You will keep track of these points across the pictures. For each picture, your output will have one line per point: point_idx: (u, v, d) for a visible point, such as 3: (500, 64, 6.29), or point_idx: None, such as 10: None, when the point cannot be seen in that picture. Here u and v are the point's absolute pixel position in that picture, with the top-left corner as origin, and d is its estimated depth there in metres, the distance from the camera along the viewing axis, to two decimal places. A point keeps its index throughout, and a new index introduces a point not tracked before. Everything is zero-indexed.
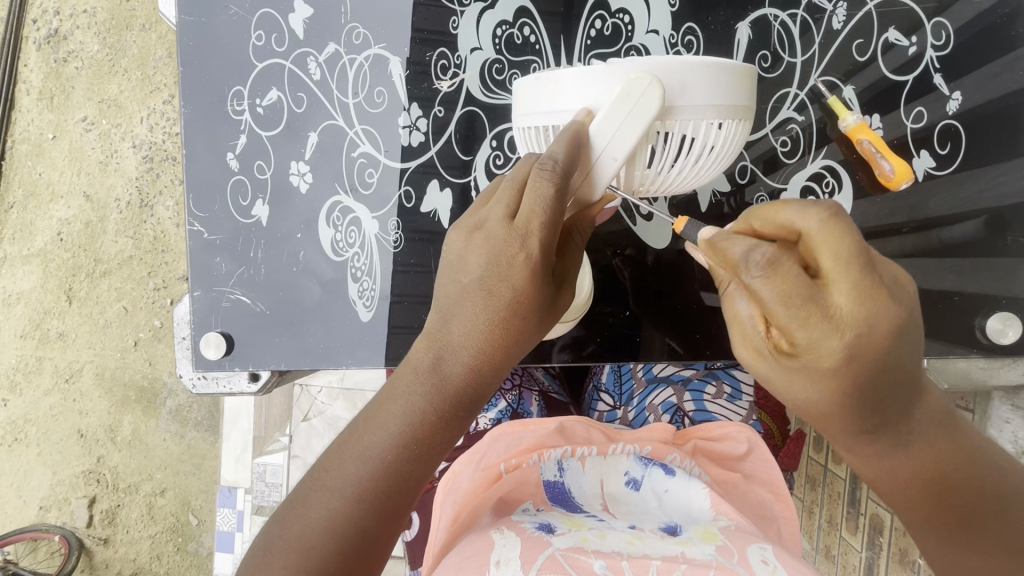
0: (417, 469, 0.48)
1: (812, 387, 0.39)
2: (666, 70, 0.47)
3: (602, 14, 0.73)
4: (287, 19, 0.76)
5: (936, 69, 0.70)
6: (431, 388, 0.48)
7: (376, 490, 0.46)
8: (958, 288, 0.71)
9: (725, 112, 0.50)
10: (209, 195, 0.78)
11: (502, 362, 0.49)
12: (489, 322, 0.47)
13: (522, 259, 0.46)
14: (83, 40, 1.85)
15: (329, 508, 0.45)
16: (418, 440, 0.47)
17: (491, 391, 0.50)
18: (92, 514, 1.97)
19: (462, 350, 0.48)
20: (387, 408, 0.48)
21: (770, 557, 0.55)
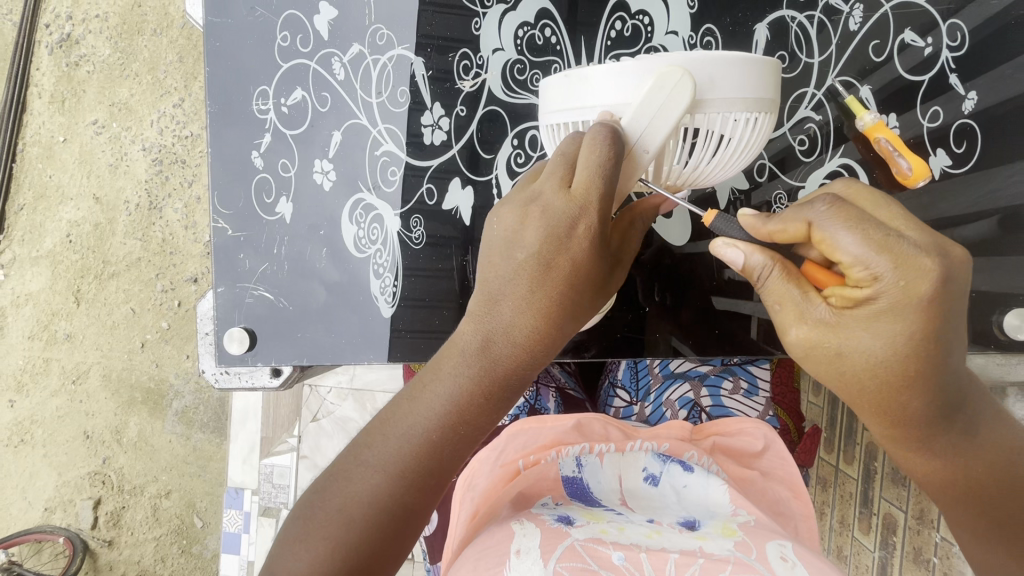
0: (459, 448, 0.49)
1: (871, 343, 0.44)
2: (697, 65, 0.48)
3: (622, 15, 0.74)
4: (311, 21, 0.78)
5: (952, 69, 0.71)
6: (479, 368, 0.48)
7: (418, 468, 0.47)
8: (974, 286, 0.72)
9: (752, 104, 0.51)
10: (233, 192, 0.79)
11: (550, 343, 0.50)
12: (540, 302, 0.48)
13: (582, 233, 0.47)
14: (95, 45, 1.88)
15: (374, 483, 0.47)
16: (463, 421, 0.48)
17: (536, 373, 0.51)
18: (98, 516, 1.97)
19: (513, 330, 0.48)
20: (434, 387, 0.49)
21: (789, 553, 0.56)
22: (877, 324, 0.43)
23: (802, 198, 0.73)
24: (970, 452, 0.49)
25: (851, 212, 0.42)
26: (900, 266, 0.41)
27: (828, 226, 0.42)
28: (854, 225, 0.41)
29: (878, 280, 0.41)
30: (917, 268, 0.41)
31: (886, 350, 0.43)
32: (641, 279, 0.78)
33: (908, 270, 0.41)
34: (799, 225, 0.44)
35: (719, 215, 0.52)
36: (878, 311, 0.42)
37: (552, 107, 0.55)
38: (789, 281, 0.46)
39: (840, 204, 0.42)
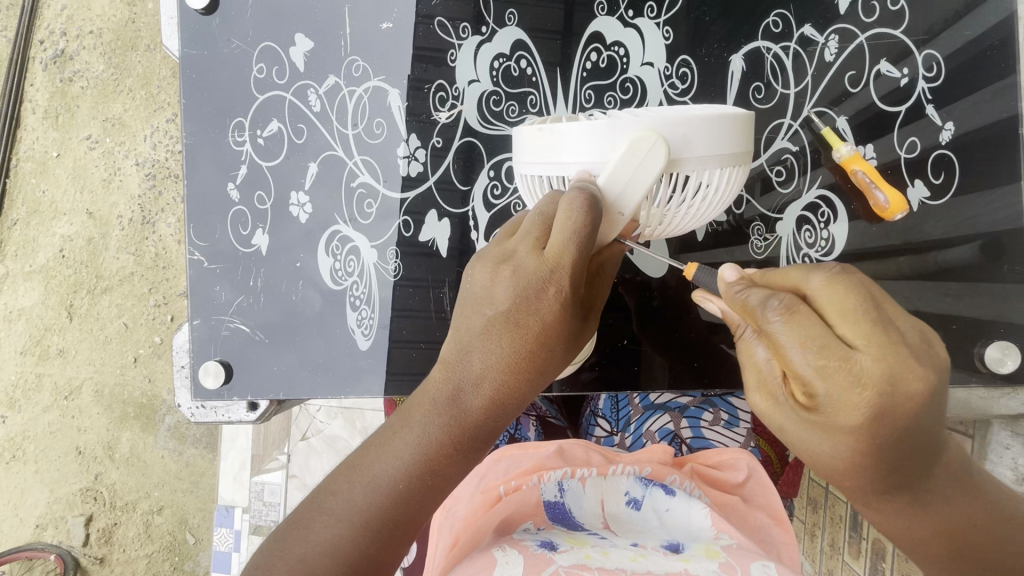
0: (425, 503, 0.47)
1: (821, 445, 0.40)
2: (675, 126, 0.48)
3: (598, 47, 0.74)
4: (288, 52, 0.78)
5: (927, 100, 0.71)
6: (448, 420, 0.47)
7: (384, 519, 0.46)
8: (956, 316, 0.71)
9: (728, 159, 0.51)
10: (209, 224, 0.79)
11: (521, 396, 0.49)
12: (512, 353, 0.48)
13: (553, 293, 0.47)
14: (88, 60, 1.88)
15: (336, 536, 0.45)
16: (431, 472, 0.47)
17: (506, 426, 0.50)
18: (89, 532, 1.95)
19: (483, 382, 0.48)
20: (402, 436, 0.47)
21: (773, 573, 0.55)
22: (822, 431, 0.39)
23: (779, 229, 0.73)
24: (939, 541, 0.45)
25: (807, 323, 0.37)
26: (835, 390, 0.37)
27: (779, 335, 0.38)
28: (803, 339, 0.37)
29: (817, 398, 0.38)
30: (851, 395, 0.37)
31: (834, 450, 0.40)
32: (619, 313, 0.77)
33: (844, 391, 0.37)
34: (752, 318, 0.41)
35: (701, 268, 0.51)
36: (822, 422, 0.39)
37: (526, 158, 0.55)
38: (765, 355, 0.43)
39: (795, 312, 0.38)
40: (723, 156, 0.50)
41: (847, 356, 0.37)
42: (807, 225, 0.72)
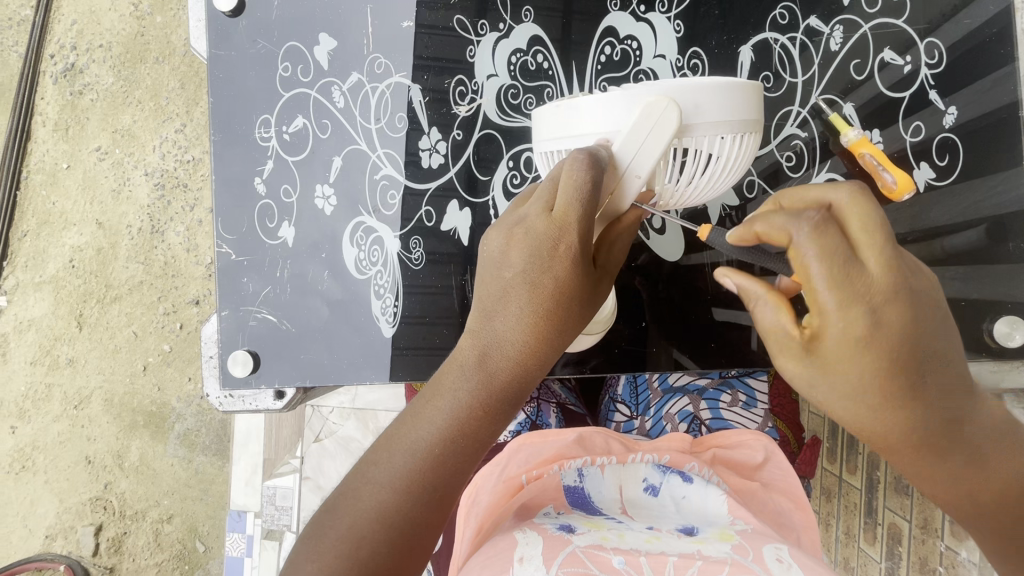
0: (462, 465, 0.49)
1: (847, 362, 0.41)
2: (684, 95, 0.50)
3: (611, 41, 0.77)
4: (311, 51, 0.81)
5: (931, 85, 0.73)
6: (477, 384, 0.49)
7: (424, 484, 0.47)
8: (965, 294, 0.73)
9: (737, 126, 0.53)
10: (236, 218, 0.81)
11: (544, 358, 0.51)
12: (533, 316, 0.50)
13: (564, 253, 0.49)
14: (99, 73, 1.92)
15: (384, 499, 0.46)
16: (463, 435, 0.48)
17: (532, 387, 0.51)
18: (99, 542, 1.95)
19: (507, 346, 0.50)
20: (435, 403, 0.49)
21: (782, 556, 0.56)
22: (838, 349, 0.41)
23: None
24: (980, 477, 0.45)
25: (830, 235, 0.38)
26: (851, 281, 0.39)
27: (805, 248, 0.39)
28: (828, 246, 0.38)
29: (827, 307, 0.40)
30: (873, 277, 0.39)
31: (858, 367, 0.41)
32: (634, 298, 0.80)
33: (858, 285, 0.39)
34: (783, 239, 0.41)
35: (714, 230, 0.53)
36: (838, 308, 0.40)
37: (544, 135, 0.57)
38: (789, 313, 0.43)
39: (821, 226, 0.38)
40: (731, 124, 0.53)
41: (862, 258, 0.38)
42: None
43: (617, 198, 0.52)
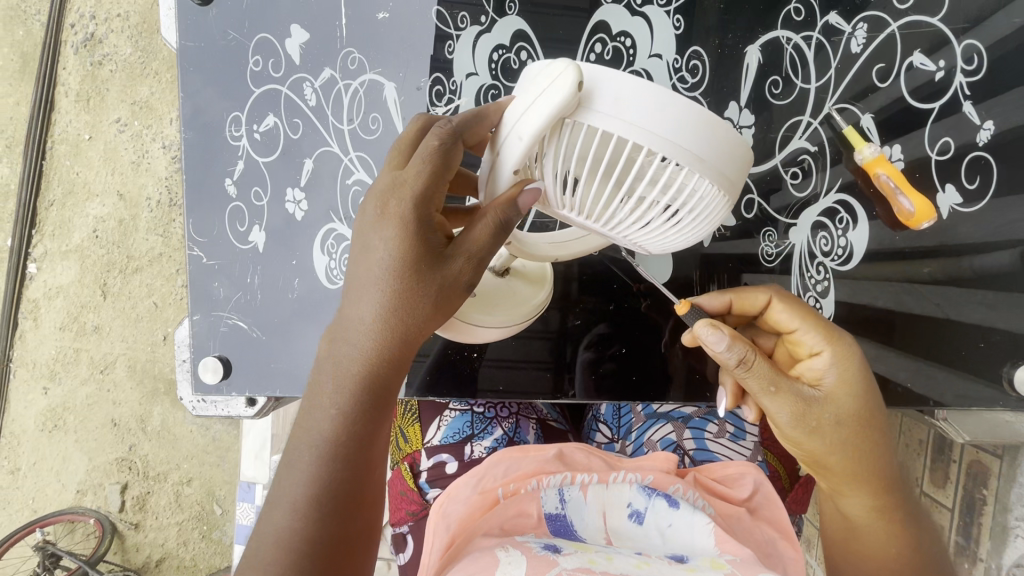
0: (347, 474, 0.45)
1: (832, 414, 0.52)
2: (606, 81, 0.42)
3: (603, 37, 0.70)
4: (283, 44, 0.76)
5: (966, 96, 0.63)
6: (343, 376, 0.46)
7: (316, 504, 0.44)
8: (989, 333, 0.65)
9: (663, 142, 0.42)
10: (208, 220, 0.79)
11: (409, 337, 0.46)
12: (385, 292, 0.46)
13: (397, 212, 0.46)
14: (117, 44, 1.91)
15: (284, 520, 0.44)
16: (337, 438, 0.45)
17: (403, 368, 0.47)
18: (125, 499, 2.05)
19: (366, 331, 0.46)
20: (313, 410, 0.46)
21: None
22: (830, 399, 0.52)
23: (792, 235, 0.68)
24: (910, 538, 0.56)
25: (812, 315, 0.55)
26: (852, 364, 0.53)
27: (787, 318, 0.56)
28: (810, 321, 0.55)
29: (827, 374, 0.53)
30: (857, 368, 0.53)
31: (845, 412, 0.52)
32: (620, 298, 0.76)
33: (859, 375, 0.53)
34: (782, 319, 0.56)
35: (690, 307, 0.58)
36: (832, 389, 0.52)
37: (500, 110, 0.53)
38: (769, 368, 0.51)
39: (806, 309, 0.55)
40: (660, 142, 0.42)
41: (844, 342, 0.53)
42: (824, 231, 0.67)
43: (491, 182, 0.49)
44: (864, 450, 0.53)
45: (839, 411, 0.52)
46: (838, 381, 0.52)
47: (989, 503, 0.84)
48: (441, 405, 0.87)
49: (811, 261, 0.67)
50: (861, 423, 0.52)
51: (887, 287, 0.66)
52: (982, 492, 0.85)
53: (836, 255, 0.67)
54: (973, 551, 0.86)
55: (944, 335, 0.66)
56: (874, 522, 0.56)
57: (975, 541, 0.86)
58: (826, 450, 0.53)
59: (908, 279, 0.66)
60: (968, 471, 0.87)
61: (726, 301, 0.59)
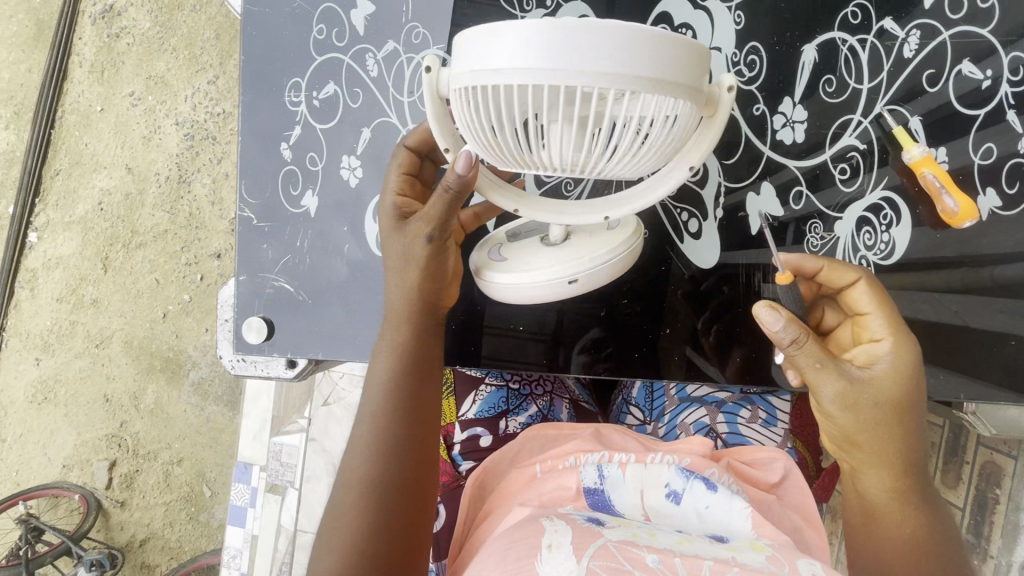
0: (405, 419, 0.58)
1: (872, 391, 0.55)
2: (467, 47, 0.45)
3: (665, 28, 0.72)
4: (348, 14, 0.77)
5: (1010, 105, 0.67)
6: (390, 347, 0.60)
7: (385, 443, 0.57)
8: (1016, 331, 0.70)
9: (531, 77, 0.42)
10: (261, 182, 0.80)
11: (431, 303, 0.61)
12: (409, 275, 0.60)
13: (394, 216, 0.62)
14: (136, 17, 1.91)
15: (360, 462, 0.56)
16: (393, 392, 0.58)
17: (431, 329, 0.62)
18: (112, 477, 2.02)
19: (403, 310, 0.60)
20: (372, 379, 0.60)
21: (821, 571, 0.54)
22: (869, 383, 0.55)
23: (838, 228, 0.70)
24: (933, 526, 0.57)
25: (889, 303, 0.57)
26: (906, 353, 0.56)
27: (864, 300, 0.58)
28: (883, 307, 0.57)
29: (878, 357, 0.56)
30: (911, 357, 0.56)
31: (891, 391, 0.55)
32: (612, 299, 0.72)
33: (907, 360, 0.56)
34: (863, 307, 0.58)
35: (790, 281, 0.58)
36: (879, 372, 0.56)
37: None
38: (819, 348, 0.54)
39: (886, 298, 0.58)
40: (532, 75, 0.42)
41: (904, 332, 0.56)
42: (868, 226, 0.70)
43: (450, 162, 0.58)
44: (895, 435, 0.56)
45: (886, 392, 0.55)
46: (890, 368, 0.55)
47: (1002, 502, 0.89)
48: (478, 380, 0.90)
49: (855, 254, 0.70)
50: (900, 404, 0.56)
51: (904, 298, 0.69)
52: (995, 492, 0.90)
53: (879, 250, 0.69)
54: (984, 548, 0.90)
55: (975, 332, 0.70)
56: (893, 512, 0.58)
57: (986, 539, 0.90)
58: (859, 429, 0.56)
59: (925, 288, 0.69)
60: (981, 472, 0.91)
61: (819, 266, 0.60)
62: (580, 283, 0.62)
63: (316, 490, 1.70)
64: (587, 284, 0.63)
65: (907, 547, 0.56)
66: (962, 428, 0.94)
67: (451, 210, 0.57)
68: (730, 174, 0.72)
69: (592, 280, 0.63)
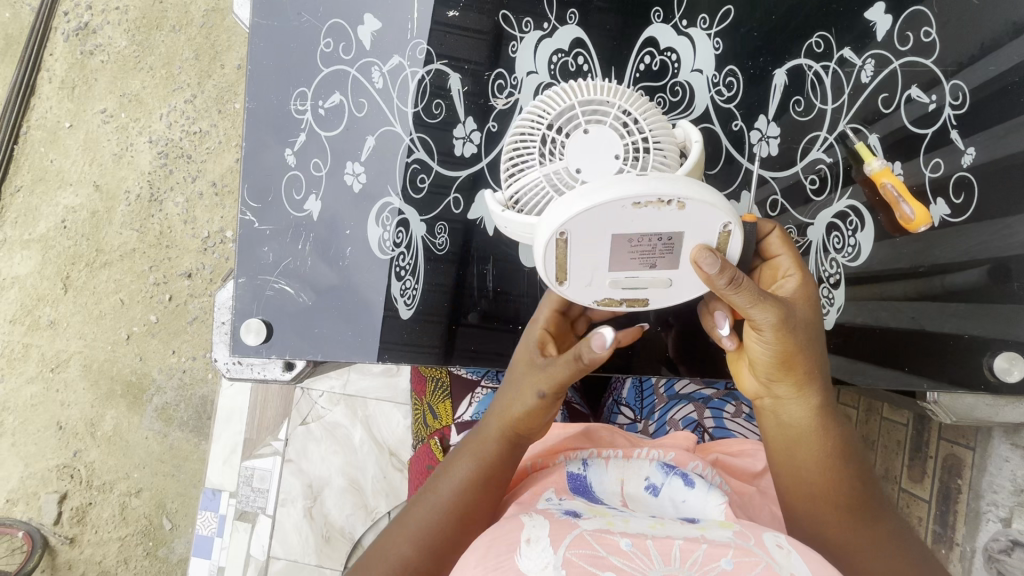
0: (465, 536, 0.63)
1: (800, 312, 0.58)
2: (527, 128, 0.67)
3: (651, 51, 0.79)
4: (355, 30, 0.81)
5: (953, 125, 0.76)
6: (477, 464, 0.64)
7: (436, 543, 0.62)
8: (970, 329, 0.76)
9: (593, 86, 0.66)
10: (263, 186, 0.81)
11: (517, 458, 0.66)
12: (513, 422, 0.65)
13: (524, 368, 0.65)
14: (112, 35, 1.91)
15: (405, 551, 0.61)
16: (467, 510, 0.63)
17: (511, 473, 0.66)
18: (62, 511, 1.89)
19: (493, 439, 0.65)
20: (447, 480, 0.65)
21: (788, 542, 0.50)
22: (799, 303, 0.58)
23: (810, 233, 0.78)
24: (852, 460, 0.61)
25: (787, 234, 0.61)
26: (807, 281, 0.59)
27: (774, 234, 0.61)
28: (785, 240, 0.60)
29: (789, 277, 0.59)
30: (810, 284, 0.59)
31: (804, 310, 0.58)
32: None
33: (803, 284, 0.59)
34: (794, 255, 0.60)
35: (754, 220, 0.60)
36: (794, 297, 0.58)
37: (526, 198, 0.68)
38: (754, 286, 0.53)
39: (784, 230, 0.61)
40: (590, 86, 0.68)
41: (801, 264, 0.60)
42: (837, 231, 0.77)
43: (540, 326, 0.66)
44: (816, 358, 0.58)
45: (805, 327, 0.57)
46: (804, 300, 0.58)
47: (964, 492, 0.95)
48: (472, 384, 0.90)
49: (826, 258, 0.77)
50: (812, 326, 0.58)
51: (861, 308, 0.77)
52: (956, 483, 0.96)
53: (846, 253, 0.77)
54: (949, 537, 0.97)
55: (936, 329, 0.76)
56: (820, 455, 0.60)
57: (951, 528, 0.97)
58: (799, 350, 0.57)
59: (878, 297, 0.77)
60: (944, 465, 0.98)
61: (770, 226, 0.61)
62: (653, 175, 0.55)
63: (290, 514, 1.65)
64: (662, 180, 0.54)
65: (820, 483, 0.61)
66: (924, 425, 1.01)
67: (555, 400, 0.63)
68: (712, 184, 0.78)
69: (669, 182, 0.54)
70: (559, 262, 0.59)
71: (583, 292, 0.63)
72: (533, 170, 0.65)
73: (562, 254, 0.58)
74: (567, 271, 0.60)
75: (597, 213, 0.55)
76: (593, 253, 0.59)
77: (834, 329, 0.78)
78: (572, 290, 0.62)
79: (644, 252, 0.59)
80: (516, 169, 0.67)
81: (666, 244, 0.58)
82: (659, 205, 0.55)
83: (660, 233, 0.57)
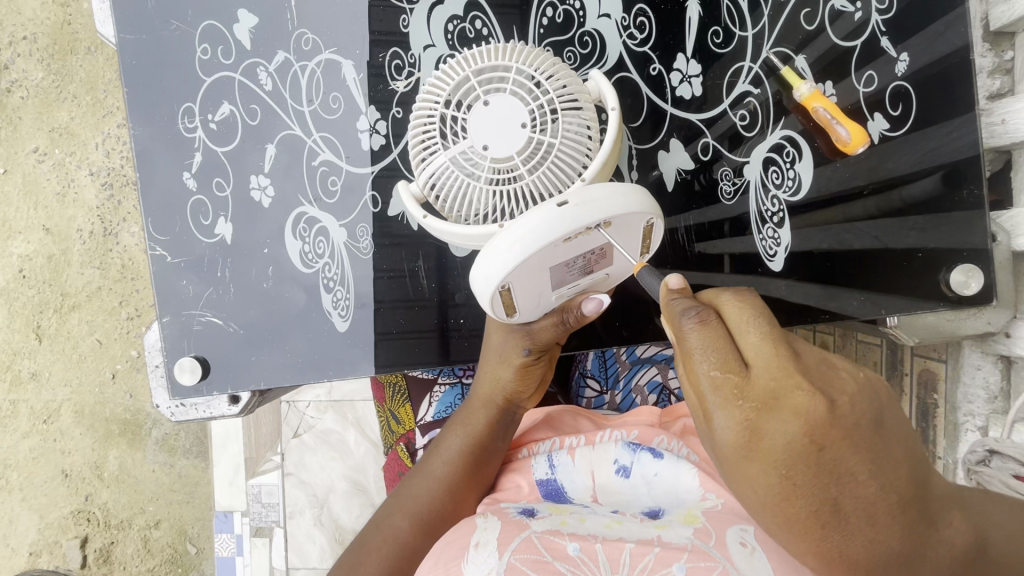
0: (453, 504, 0.66)
1: (739, 429, 0.39)
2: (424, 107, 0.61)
3: (553, 2, 0.73)
4: (231, 30, 0.74)
5: (882, 32, 0.70)
6: (465, 436, 0.69)
7: (425, 513, 0.66)
8: (923, 244, 0.73)
9: (490, 49, 0.60)
10: (169, 217, 0.76)
11: (505, 427, 0.71)
12: (496, 394, 0.70)
13: (497, 354, 0.68)
14: (26, 68, 1.77)
15: (399, 522, 0.65)
16: (456, 479, 0.67)
17: (501, 443, 0.70)
18: (86, 554, 1.89)
19: (480, 411, 0.70)
20: (440, 454, 0.69)
21: (752, 539, 0.47)
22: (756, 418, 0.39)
23: (747, 172, 0.74)
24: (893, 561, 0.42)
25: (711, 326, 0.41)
26: (757, 370, 0.40)
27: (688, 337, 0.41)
28: (708, 343, 0.40)
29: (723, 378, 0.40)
30: (771, 373, 0.39)
31: (740, 430, 0.39)
32: None
33: (752, 383, 0.39)
34: (708, 344, 0.40)
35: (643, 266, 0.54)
36: (722, 408, 0.40)
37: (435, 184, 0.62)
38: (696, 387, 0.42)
39: (704, 321, 0.41)
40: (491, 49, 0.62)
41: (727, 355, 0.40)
42: (775, 165, 0.73)
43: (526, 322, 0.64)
44: (788, 479, 0.39)
45: (755, 473, 0.40)
46: (741, 415, 0.39)
47: (941, 405, 0.95)
48: (430, 382, 0.89)
49: (767, 196, 0.73)
50: (759, 443, 0.39)
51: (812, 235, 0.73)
52: (933, 397, 0.96)
53: (787, 188, 0.73)
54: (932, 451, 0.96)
55: (891, 250, 0.73)
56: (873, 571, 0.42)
57: (933, 442, 0.97)
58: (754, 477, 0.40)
59: (827, 227, 0.73)
60: (920, 380, 0.97)
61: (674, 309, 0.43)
62: (572, 204, 0.51)
63: (301, 524, 1.65)
64: (582, 209, 0.51)
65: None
66: (897, 344, 0.99)
67: (524, 374, 0.68)
68: (636, 136, 0.74)
69: (590, 208, 0.51)
70: (504, 302, 0.58)
71: (534, 312, 0.62)
72: (438, 154, 0.60)
73: (506, 296, 0.57)
74: (514, 306, 0.59)
75: (529, 260, 0.53)
76: (535, 286, 0.57)
77: (787, 267, 0.73)
78: (522, 315, 0.61)
79: (580, 268, 0.58)
80: (424, 154, 0.62)
81: (598, 254, 0.58)
82: (584, 233, 0.53)
83: (589, 251, 0.56)
